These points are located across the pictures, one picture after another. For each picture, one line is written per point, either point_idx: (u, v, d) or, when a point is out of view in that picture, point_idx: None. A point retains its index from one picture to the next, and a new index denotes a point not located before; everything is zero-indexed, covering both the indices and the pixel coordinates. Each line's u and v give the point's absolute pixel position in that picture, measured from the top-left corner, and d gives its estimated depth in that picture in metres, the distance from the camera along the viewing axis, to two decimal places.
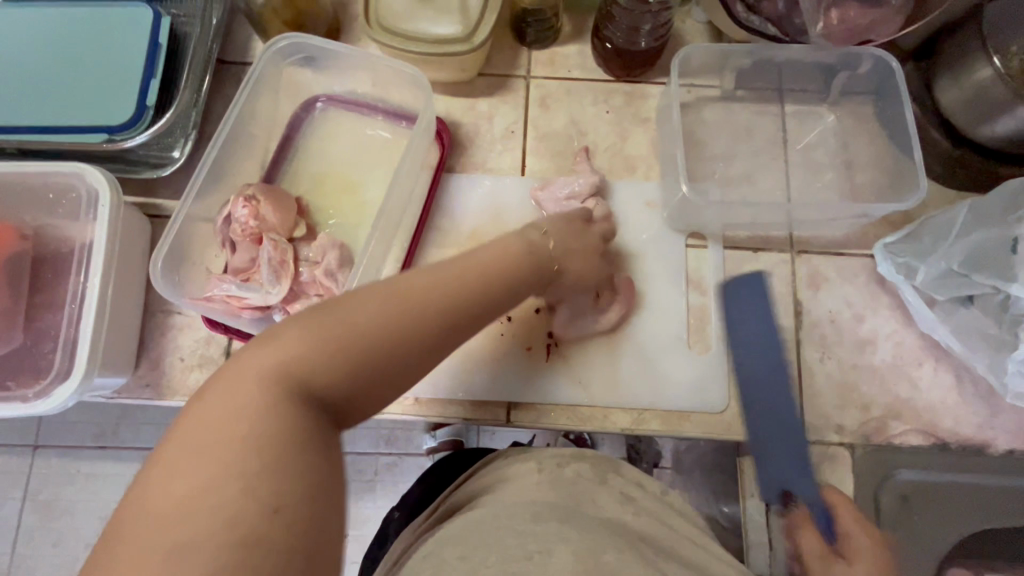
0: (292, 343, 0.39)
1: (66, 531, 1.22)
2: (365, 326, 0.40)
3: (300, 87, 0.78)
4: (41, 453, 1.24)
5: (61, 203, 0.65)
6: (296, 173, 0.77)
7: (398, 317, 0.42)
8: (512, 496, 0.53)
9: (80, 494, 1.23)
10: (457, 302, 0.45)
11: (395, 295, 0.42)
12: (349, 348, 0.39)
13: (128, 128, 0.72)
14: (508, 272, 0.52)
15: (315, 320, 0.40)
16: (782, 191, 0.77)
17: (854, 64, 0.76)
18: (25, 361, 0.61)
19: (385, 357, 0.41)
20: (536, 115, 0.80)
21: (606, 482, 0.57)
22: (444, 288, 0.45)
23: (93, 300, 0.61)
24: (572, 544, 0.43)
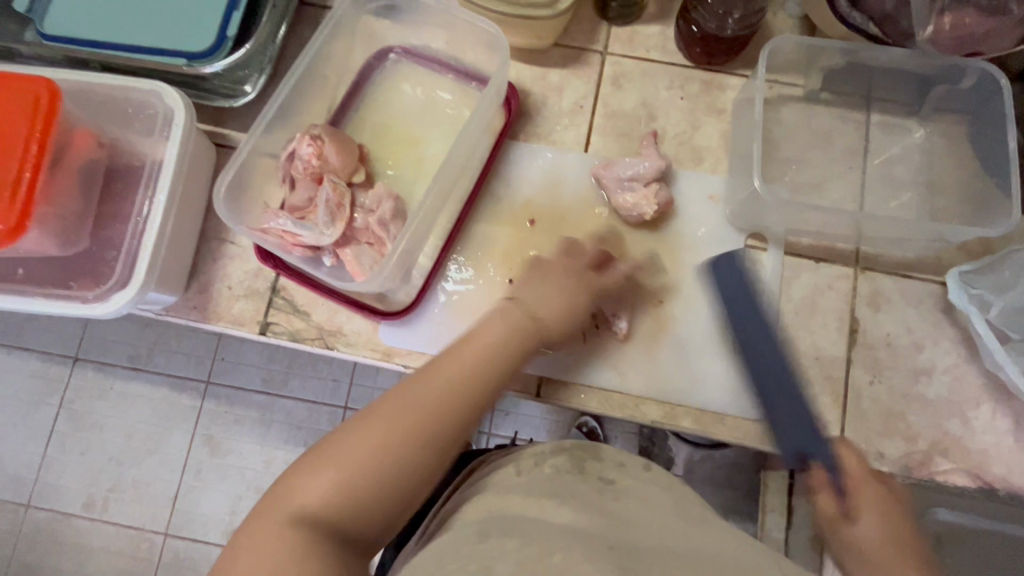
0: (305, 486, 0.45)
1: (93, 442, 1.28)
2: (359, 459, 0.46)
3: (376, 35, 0.78)
4: (79, 365, 1.30)
5: (137, 118, 0.67)
6: (362, 121, 0.77)
7: (393, 445, 0.47)
8: (487, 497, 0.51)
9: (110, 409, 1.29)
10: (440, 420, 0.49)
11: (383, 424, 0.48)
12: (347, 481, 0.46)
13: (208, 56, 0.74)
14: (514, 347, 0.56)
15: (325, 452, 0.47)
16: (855, 204, 0.74)
17: (956, 78, 0.71)
18: (87, 265, 0.63)
19: (388, 475, 0.47)
20: (607, 93, 0.78)
21: (584, 472, 0.54)
22: (424, 410, 0.49)
23: (157, 216, 0.63)
24: (513, 554, 0.41)
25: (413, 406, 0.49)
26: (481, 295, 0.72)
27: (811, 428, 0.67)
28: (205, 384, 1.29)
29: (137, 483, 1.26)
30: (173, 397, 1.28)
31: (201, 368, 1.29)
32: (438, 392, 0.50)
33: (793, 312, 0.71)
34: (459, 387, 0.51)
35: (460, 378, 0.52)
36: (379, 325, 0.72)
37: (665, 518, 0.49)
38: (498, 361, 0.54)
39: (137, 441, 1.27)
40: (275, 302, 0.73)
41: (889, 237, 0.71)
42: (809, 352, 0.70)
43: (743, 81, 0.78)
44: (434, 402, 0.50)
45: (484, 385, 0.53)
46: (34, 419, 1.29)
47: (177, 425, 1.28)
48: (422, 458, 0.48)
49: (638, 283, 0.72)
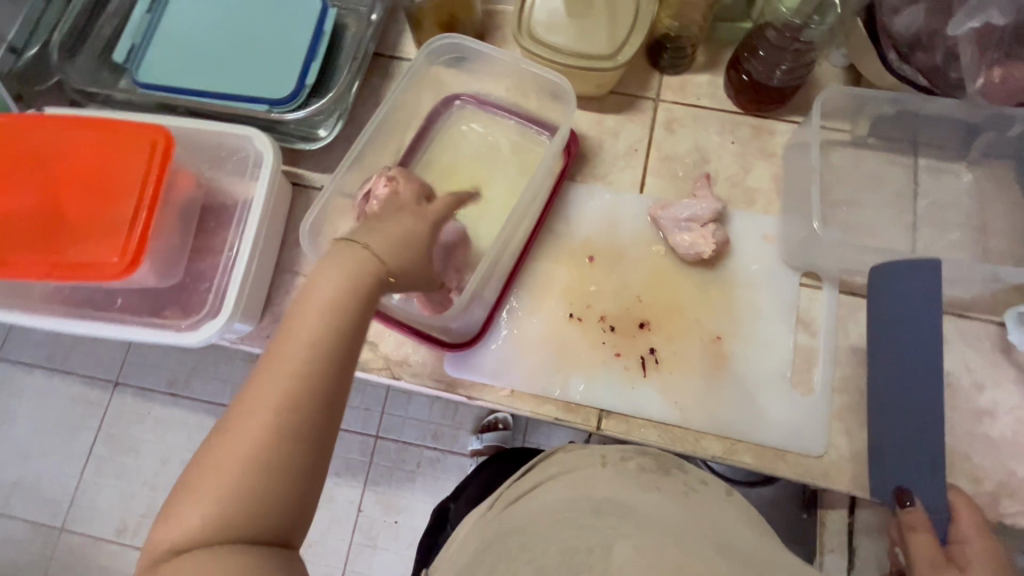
0: (259, 388, 0.40)
1: (130, 466, 1.30)
2: (289, 366, 0.41)
3: (444, 84, 0.83)
4: (119, 390, 1.34)
5: (229, 161, 0.72)
6: (429, 162, 0.82)
7: (311, 345, 0.42)
8: (579, 477, 0.61)
9: (147, 433, 1.32)
10: (340, 327, 0.44)
11: (297, 326, 0.43)
12: (294, 384, 0.40)
13: (288, 102, 0.80)
14: (370, 284, 0.47)
15: (273, 363, 0.41)
16: (907, 245, 0.75)
17: (1004, 126, 0.74)
18: (180, 296, 0.68)
19: (317, 390, 0.41)
20: (661, 137, 0.82)
21: (667, 472, 0.63)
22: (327, 315, 0.43)
23: (246, 251, 0.67)
24: (631, 540, 0.51)
25: (321, 311, 0.44)
26: (543, 328, 0.75)
27: None
28: None
29: None
30: (209, 423, 1.31)
31: (237, 395, 1.32)
32: (329, 295, 0.44)
33: (850, 350, 0.72)
34: (336, 301, 0.44)
35: (377, 248, 0.49)
36: (443, 356, 0.74)
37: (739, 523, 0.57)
38: (360, 273, 0.46)
39: (171, 466, 1.30)
40: None
41: (943, 278, 0.72)
42: (868, 390, 0.70)
43: (791, 126, 0.81)
44: (326, 305, 0.44)
45: (360, 279, 0.46)
46: (71, 446, 1.32)
47: None
48: (332, 359, 0.42)
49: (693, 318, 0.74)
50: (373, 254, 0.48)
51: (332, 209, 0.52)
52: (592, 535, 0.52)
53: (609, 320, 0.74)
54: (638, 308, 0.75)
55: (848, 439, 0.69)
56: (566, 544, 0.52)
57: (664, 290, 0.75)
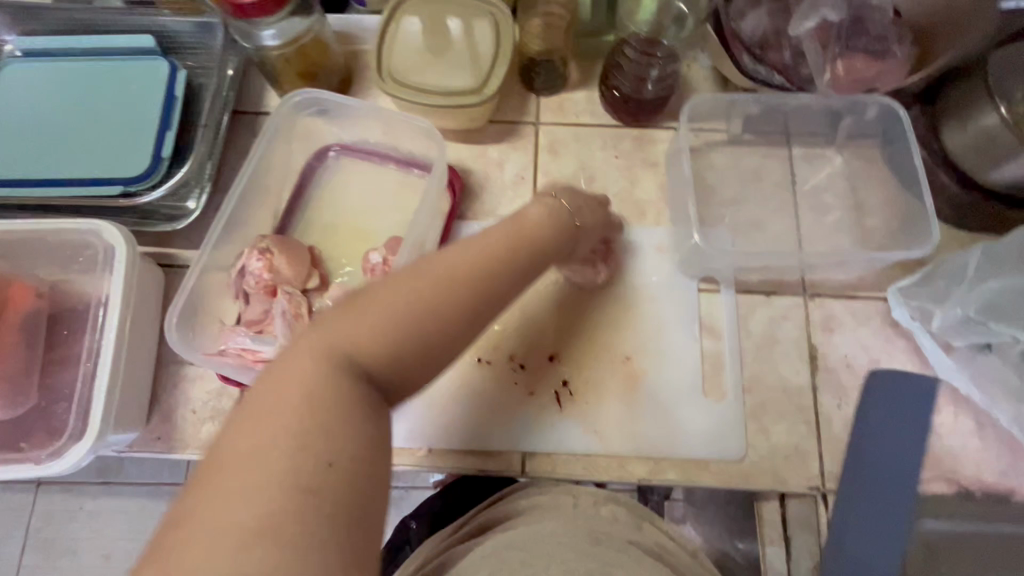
0: (342, 325, 0.43)
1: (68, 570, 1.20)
2: (414, 294, 0.45)
3: (313, 136, 0.79)
4: (44, 489, 1.22)
5: (77, 259, 0.65)
6: (310, 221, 0.77)
7: (397, 310, 0.44)
8: (569, 514, 0.58)
9: (83, 530, 1.21)
10: (493, 283, 0.50)
11: (423, 273, 0.46)
12: (393, 317, 0.44)
13: (145, 179, 0.74)
14: (494, 265, 0.51)
15: (352, 303, 0.45)
16: (793, 235, 0.78)
17: (860, 110, 0.76)
18: (39, 420, 0.60)
19: (426, 327, 0.44)
20: (546, 160, 0.81)
21: (641, 527, 0.59)
22: (470, 269, 0.48)
23: (108, 356, 0.61)
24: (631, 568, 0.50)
25: (465, 265, 0.48)
26: (453, 376, 0.72)
27: (791, 459, 0.69)
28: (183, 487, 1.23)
29: None
30: (151, 507, 1.22)
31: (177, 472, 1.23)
32: (475, 261, 0.49)
33: (755, 348, 0.73)
34: (486, 259, 0.50)
35: (493, 248, 0.53)
36: None
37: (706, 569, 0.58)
38: (517, 255, 0.54)
39: (115, 561, 1.20)
40: None
41: (829, 263, 0.74)
42: (776, 385, 0.72)
43: (670, 133, 0.82)
44: (474, 258, 0.49)
45: (503, 265, 0.52)
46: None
47: None
48: (465, 311, 0.47)
49: (602, 340, 0.73)
50: (496, 263, 0.51)
51: (533, 212, 0.61)
52: (593, 562, 0.50)
53: (518, 356, 0.73)
54: (546, 340, 0.73)
55: (765, 437, 0.70)
56: (569, 566, 0.49)
57: (567, 318, 0.74)
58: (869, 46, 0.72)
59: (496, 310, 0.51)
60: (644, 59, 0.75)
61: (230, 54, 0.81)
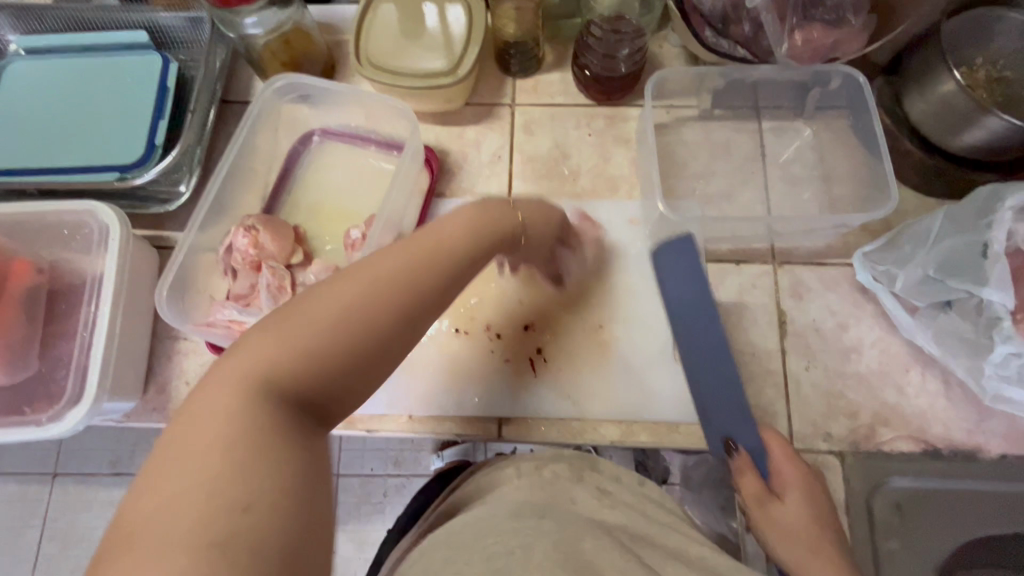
0: (269, 344, 0.39)
1: (84, 558, 1.24)
2: (336, 314, 0.40)
3: (297, 122, 0.83)
4: (59, 481, 1.27)
5: (75, 238, 0.69)
6: (295, 202, 0.81)
7: (326, 319, 0.40)
8: (508, 492, 0.57)
9: (96, 520, 1.26)
10: (428, 289, 0.45)
11: (346, 288, 0.41)
12: (313, 338, 0.40)
13: (139, 165, 0.78)
14: (438, 255, 0.47)
15: (281, 317, 0.41)
16: (762, 205, 0.79)
17: (825, 80, 0.79)
18: (39, 387, 0.64)
19: (360, 339, 0.41)
20: (521, 140, 0.84)
21: (583, 478, 0.61)
22: (400, 277, 0.44)
23: (103, 327, 0.65)
24: (550, 535, 0.46)
25: (392, 276, 0.43)
26: (431, 346, 0.75)
27: (761, 420, 0.71)
28: None
29: None
30: None
31: None
32: (407, 269, 0.44)
33: (724, 315, 0.75)
34: (417, 260, 0.45)
35: (430, 239, 0.48)
36: None
37: (650, 523, 0.56)
38: (460, 253, 0.49)
39: None
40: None
41: (798, 231, 0.76)
42: (745, 350, 0.74)
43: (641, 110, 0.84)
44: (402, 263, 0.44)
45: (447, 259, 0.47)
46: (16, 544, 1.25)
47: None
48: (394, 325, 0.42)
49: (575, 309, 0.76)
50: (435, 244, 0.48)
51: (464, 207, 0.55)
52: (513, 539, 0.46)
53: (496, 327, 0.76)
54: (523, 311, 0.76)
55: None
56: (489, 551, 0.45)
57: (542, 288, 0.77)
58: (826, 16, 0.73)
59: (444, 305, 0.47)
60: (610, 36, 0.77)
61: (218, 46, 0.85)
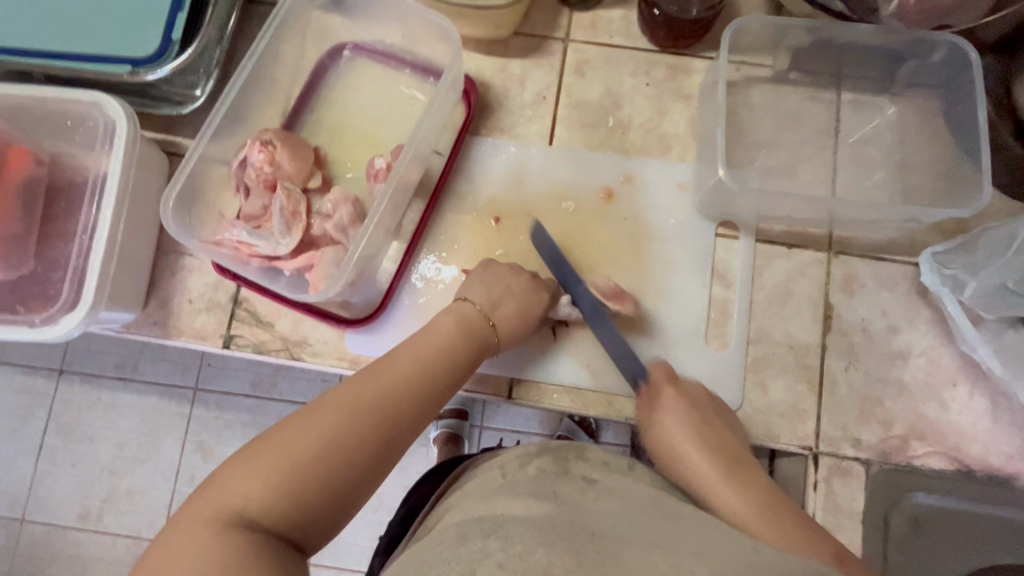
0: (244, 478, 0.43)
1: (84, 454, 1.26)
2: (305, 453, 0.44)
3: (327, 32, 0.75)
4: (65, 378, 1.28)
5: (78, 132, 0.64)
6: (317, 121, 0.74)
7: (307, 454, 0.44)
8: (474, 501, 0.51)
9: (98, 420, 1.27)
10: (396, 418, 0.50)
11: (324, 422, 0.46)
12: (286, 474, 0.43)
13: (151, 61, 0.71)
14: (417, 376, 0.53)
15: (258, 450, 0.44)
16: (826, 186, 0.72)
17: (926, 52, 0.69)
18: (33, 287, 0.61)
19: (340, 465, 0.45)
20: (570, 82, 0.76)
21: (568, 470, 0.54)
22: (367, 411, 0.48)
23: (103, 232, 0.61)
24: (496, 556, 0.38)
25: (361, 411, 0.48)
26: (448, 295, 0.70)
27: (787, 417, 0.67)
28: (193, 390, 1.27)
29: (131, 493, 1.25)
30: (161, 406, 1.27)
31: (188, 375, 1.27)
32: (380, 393, 0.50)
33: (766, 301, 0.69)
34: (383, 390, 0.50)
35: (416, 356, 0.54)
36: (345, 333, 0.70)
37: (639, 506, 0.48)
38: (433, 372, 0.54)
39: (128, 451, 1.26)
40: (237, 314, 0.71)
41: (863, 220, 0.69)
42: (783, 341, 0.68)
43: (709, 64, 0.75)
44: (369, 396, 0.49)
45: (422, 382, 0.53)
46: (20, 433, 1.27)
47: (167, 433, 1.26)
48: (361, 457, 0.46)
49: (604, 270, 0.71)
50: (415, 365, 0.53)
51: (443, 315, 0.60)
52: (457, 568, 0.38)
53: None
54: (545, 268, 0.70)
55: (762, 392, 0.67)
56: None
57: (574, 248, 0.71)
58: None
59: (419, 424, 0.52)
60: None
61: None
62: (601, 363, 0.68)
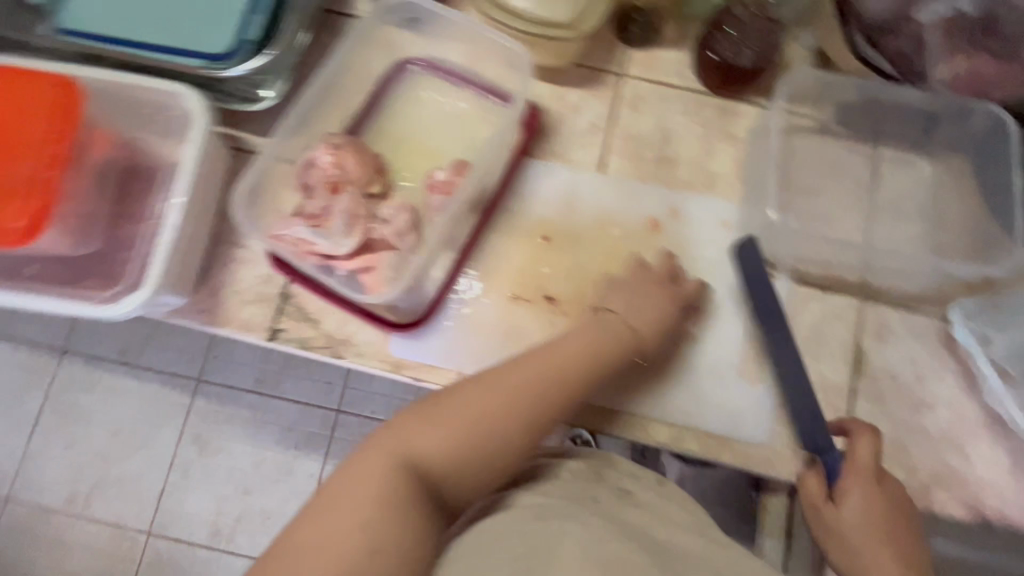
0: (411, 434, 0.54)
1: (79, 437, 1.25)
2: (468, 423, 0.55)
3: (396, 46, 0.78)
4: (67, 357, 1.28)
5: (156, 120, 0.66)
6: (379, 128, 0.77)
7: (474, 421, 0.55)
8: (521, 493, 0.57)
9: (97, 403, 1.26)
10: (505, 416, 0.56)
11: (460, 410, 0.56)
12: (450, 441, 0.54)
13: (225, 58, 0.74)
14: (558, 386, 0.61)
15: (424, 412, 0.56)
16: (862, 235, 0.75)
17: (964, 117, 0.73)
18: (101, 265, 0.63)
19: (481, 447, 0.55)
20: (624, 114, 0.79)
21: (603, 478, 0.60)
22: (512, 408, 0.57)
23: (173, 218, 0.62)
24: (581, 543, 0.49)
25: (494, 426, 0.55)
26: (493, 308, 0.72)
27: None
28: (196, 381, 1.27)
29: (120, 481, 1.23)
30: (163, 393, 1.26)
31: (193, 365, 1.27)
32: (524, 388, 0.59)
33: (800, 340, 0.72)
34: (516, 392, 0.58)
35: (559, 362, 0.62)
36: (389, 336, 0.71)
37: (679, 527, 0.55)
38: (574, 380, 0.61)
39: (121, 438, 1.25)
40: (285, 308, 0.72)
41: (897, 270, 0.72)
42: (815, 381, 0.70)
43: (757, 109, 0.79)
44: (503, 394, 0.57)
45: (573, 391, 0.61)
46: (17, 410, 1.26)
47: (165, 422, 1.25)
48: (506, 432, 0.56)
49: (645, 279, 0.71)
50: (561, 370, 0.61)
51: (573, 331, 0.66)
52: (528, 560, 0.48)
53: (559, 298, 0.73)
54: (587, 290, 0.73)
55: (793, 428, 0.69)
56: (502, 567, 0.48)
57: (619, 274, 0.73)
58: (996, 46, 0.69)
59: (555, 421, 0.60)
60: (754, 20, 0.72)
61: None
62: (638, 386, 0.70)
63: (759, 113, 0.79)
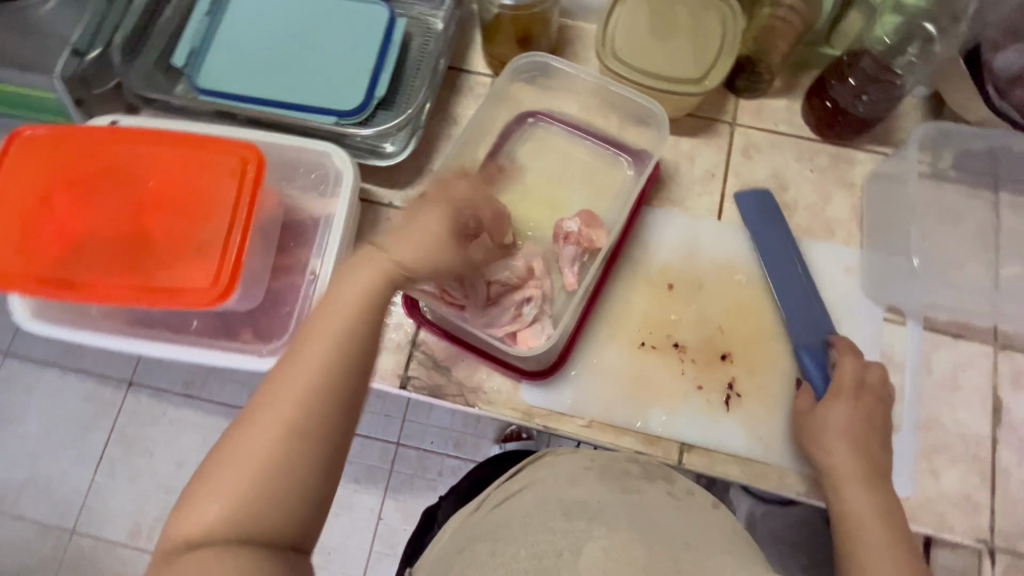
0: (207, 489, 0.40)
1: (142, 469, 1.22)
2: (259, 453, 0.41)
3: (518, 101, 0.82)
4: (134, 389, 1.26)
5: (308, 178, 0.70)
6: (504, 179, 0.79)
7: (237, 461, 0.41)
8: (559, 482, 0.59)
9: (161, 436, 1.24)
10: (305, 421, 0.42)
11: (255, 433, 0.41)
12: (245, 499, 0.40)
13: (354, 115, 0.77)
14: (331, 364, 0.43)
15: (222, 459, 0.41)
16: (988, 281, 0.75)
17: None
18: (261, 318, 0.66)
19: (282, 488, 0.40)
20: (738, 162, 0.81)
21: (634, 472, 0.61)
22: (294, 423, 0.42)
23: (326, 274, 0.64)
24: (600, 542, 0.49)
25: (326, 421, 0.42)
26: (621, 355, 0.73)
27: (961, 508, 0.67)
28: None
29: None
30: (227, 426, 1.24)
31: None
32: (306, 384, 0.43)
33: (934, 389, 0.71)
34: (303, 396, 0.42)
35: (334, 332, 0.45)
36: (520, 383, 0.72)
37: (725, 533, 0.55)
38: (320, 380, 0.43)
39: (186, 471, 1.22)
40: (415, 355, 0.73)
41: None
42: (954, 430, 0.69)
43: (872, 156, 0.80)
44: (297, 393, 0.42)
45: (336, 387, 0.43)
46: (78, 443, 1.23)
47: None
48: (319, 471, 0.42)
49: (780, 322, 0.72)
50: (344, 340, 0.45)
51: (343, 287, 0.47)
52: (560, 541, 0.50)
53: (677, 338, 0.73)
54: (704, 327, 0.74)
55: (935, 480, 0.67)
56: (538, 549, 0.49)
57: (746, 320, 0.73)
58: None
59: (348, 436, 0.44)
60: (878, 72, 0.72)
61: (454, 11, 0.83)
62: (776, 437, 0.69)
63: (875, 160, 0.80)
